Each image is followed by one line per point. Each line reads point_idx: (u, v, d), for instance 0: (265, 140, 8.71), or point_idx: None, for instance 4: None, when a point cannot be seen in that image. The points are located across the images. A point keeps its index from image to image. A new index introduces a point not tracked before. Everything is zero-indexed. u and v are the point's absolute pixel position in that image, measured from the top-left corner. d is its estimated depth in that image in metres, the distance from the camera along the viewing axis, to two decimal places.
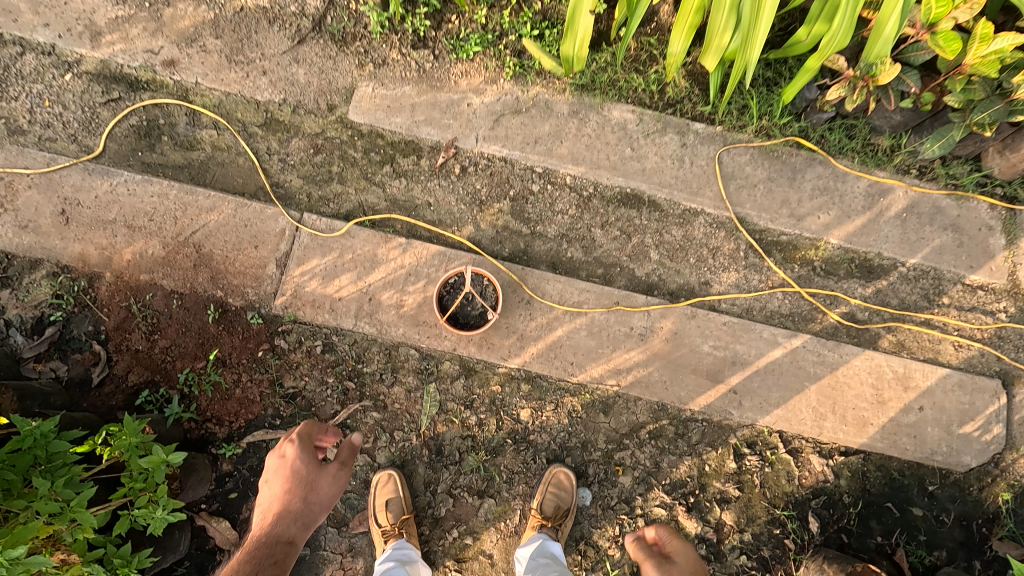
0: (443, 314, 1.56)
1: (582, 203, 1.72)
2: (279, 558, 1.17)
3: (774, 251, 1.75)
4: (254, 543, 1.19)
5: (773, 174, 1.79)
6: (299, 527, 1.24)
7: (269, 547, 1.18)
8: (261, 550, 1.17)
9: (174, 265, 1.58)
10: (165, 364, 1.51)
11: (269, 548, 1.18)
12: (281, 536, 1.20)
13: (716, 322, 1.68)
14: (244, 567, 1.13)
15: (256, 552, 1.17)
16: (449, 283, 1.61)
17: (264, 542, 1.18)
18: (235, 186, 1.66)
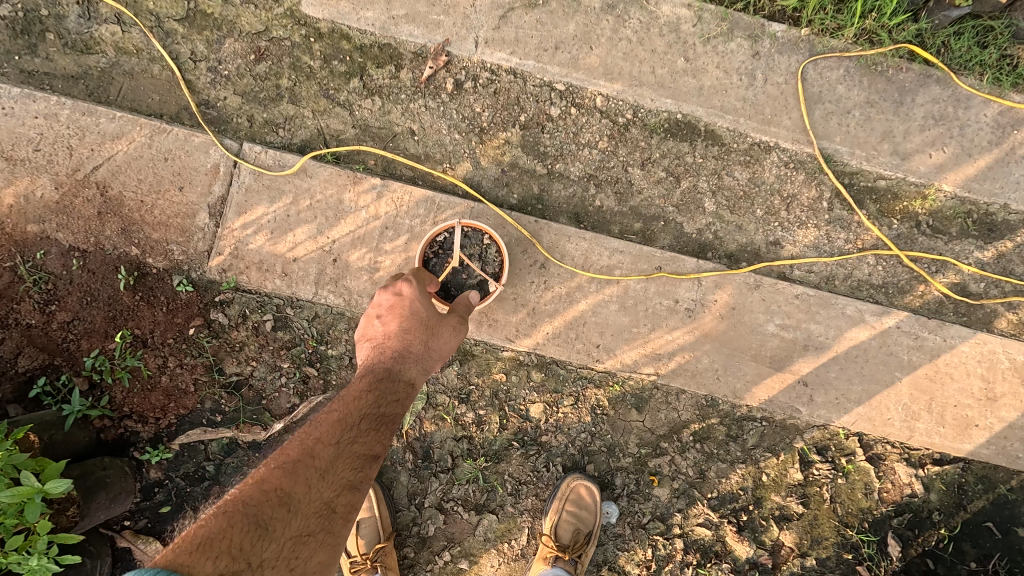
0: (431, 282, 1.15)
1: (617, 134, 1.28)
2: (399, 404, 0.99)
3: (866, 201, 1.33)
4: (373, 379, 0.99)
5: (872, 96, 1.33)
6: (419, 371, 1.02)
7: (386, 389, 0.98)
8: (380, 389, 0.98)
9: (72, 212, 1.19)
10: (67, 344, 1.15)
11: (389, 389, 0.98)
12: (400, 379, 1.00)
13: (786, 294, 1.29)
14: (363, 406, 0.95)
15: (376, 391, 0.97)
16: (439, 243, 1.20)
17: (383, 384, 0.98)
18: (150, 105, 1.23)
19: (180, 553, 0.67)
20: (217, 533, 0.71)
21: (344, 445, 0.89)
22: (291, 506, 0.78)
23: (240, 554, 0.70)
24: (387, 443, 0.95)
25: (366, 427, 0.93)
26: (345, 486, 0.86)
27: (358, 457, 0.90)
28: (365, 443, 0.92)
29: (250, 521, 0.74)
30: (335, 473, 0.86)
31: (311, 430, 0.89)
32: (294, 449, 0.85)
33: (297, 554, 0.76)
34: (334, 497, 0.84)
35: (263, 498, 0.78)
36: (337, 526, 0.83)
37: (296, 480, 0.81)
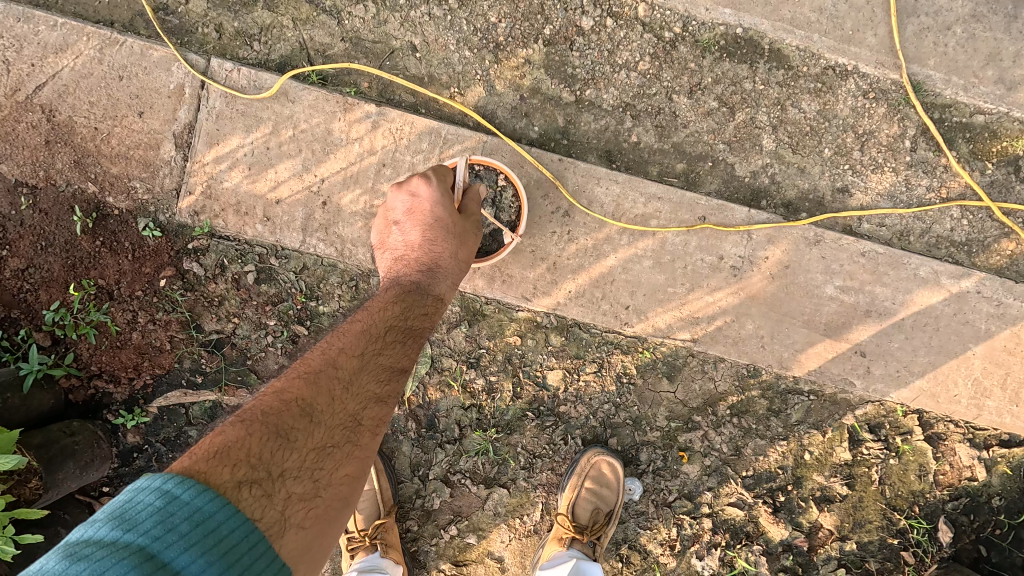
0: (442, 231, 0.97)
1: (661, 52, 1.05)
2: (430, 313, 0.89)
3: (958, 140, 1.10)
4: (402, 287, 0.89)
5: (980, 8, 1.08)
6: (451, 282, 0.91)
7: (414, 298, 0.88)
8: (409, 297, 0.88)
9: (15, 141, 1.01)
10: (23, 295, 1.01)
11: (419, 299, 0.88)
12: (430, 288, 0.89)
13: (850, 251, 1.10)
14: (390, 315, 0.85)
15: (406, 299, 0.88)
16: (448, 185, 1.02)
17: (413, 292, 0.88)
18: (98, 10, 1.02)
19: (196, 460, 0.61)
20: (232, 440, 0.64)
21: (371, 354, 0.80)
22: (314, 416, 0.71)
23: (258, 464, 0.63)
24: (418, 356, 0.86)
25: (394, 337, 0.84)
26: (373, 399, 0.78)
27: (386, 369, 0.81)
28: (393, 355, 0.83)
29: (270, 429, 0.67)
30: (361, 384, 0.77)
31: (337, 338, 0.80)
32: (318, 357, 0.77)
33: (322, 468, 0.68)
34: (362, 409, 0.76)
35: (282, 408, 0.70)
36: (366, 440, 0.75)
37: (320, 390, 0.73)
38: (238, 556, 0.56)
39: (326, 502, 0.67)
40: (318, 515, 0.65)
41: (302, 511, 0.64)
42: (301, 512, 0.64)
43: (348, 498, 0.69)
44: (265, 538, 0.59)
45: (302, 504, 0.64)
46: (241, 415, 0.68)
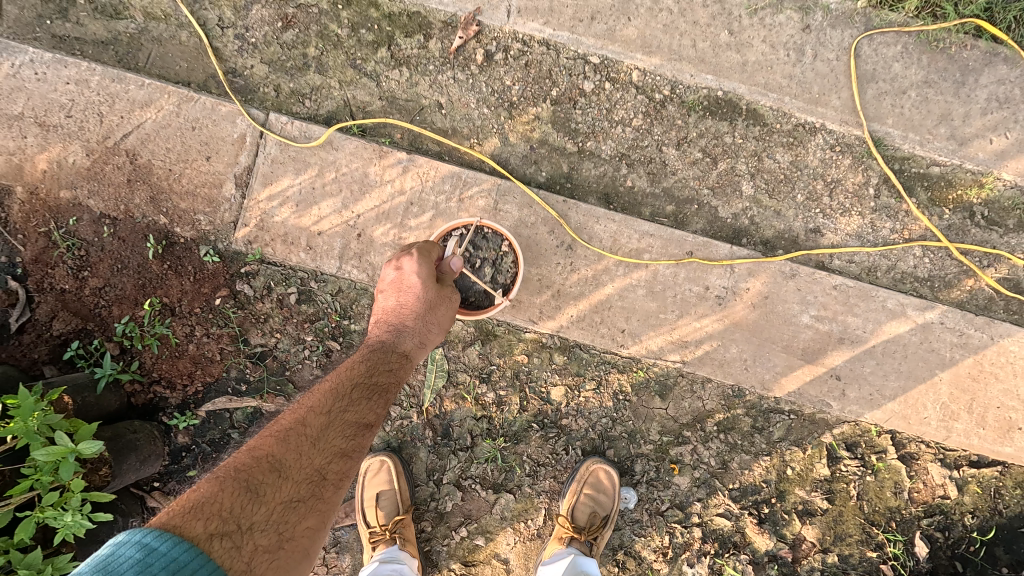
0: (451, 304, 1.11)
1: (653, 110, 1.22)
2: (397, 372, 1.01)
3: (917, 188, 1.25)
4: (370, 352, 1.01)
5: (932, 76, 1.24)
6: (417, 342, 1.04)
7: (381, 360, 1.00)
8: (376, 360, 1.00)
9: (103, 180, 1.20)
10: (98, 310, 1.17)
11: (386, 359, 1.01)
12: (396, 349, 1.02)
13: (823, 284, 1.23)
14: (358, 377, 0.97)
15: (373, 360, 1.00)
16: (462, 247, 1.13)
17: (380, 355, 1.01)
18: (178, 72, 1.23)
19: (172, 515, 0.69)
20: (206, 496, 0.73)
21: (338, 411, 0.91)
22: (282, 472, 0.80)
23: (230, 516, 0.72)
24: (382, 412, 0.96)
25: (361, 396, 0.95)
26: (338, 453, 0.87)
27: (352, 425, 0.91)
28: (357, 411, 0.93)
29: (241, 484, 0.76)
30: (327, 440, 0.87)
31: (305, 402, 0.92)
32: (288, 419, 0.88)
33: (288, 518, 0.77)
34: (327, 463, 0.85)
35: (253, 465, 0.79)
36: (330, 492, 0.84)
37: (289, 448, 0.83)
38: None
39: (288, 553, 0.74)
40: (279, 565, 0.72)
41: (267, 559, 0.71)
42: (265, 563, 0.71)
43: (308, 548, 0.77)
44: None
45: (267, 553, 0.72)
46: (216, 473, 0.77)
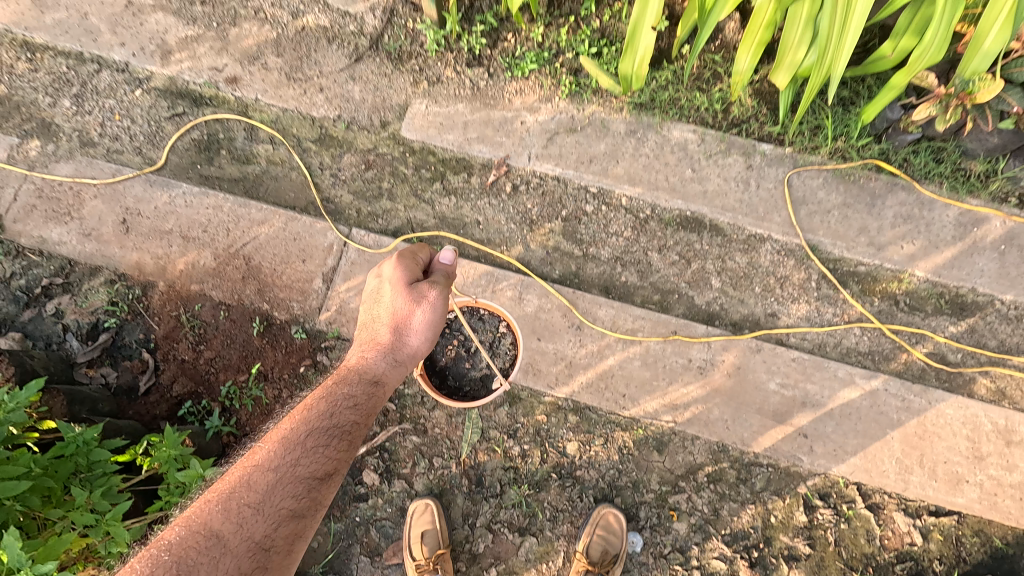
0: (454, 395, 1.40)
1: (639, 225, 1.63)
2: (353, 420, 1.07)
3: (850, 282, 1.60)
4: (323, 400, 1.08)
5: (849, 199, 1.65)
6: (389, 365, 1.15)
7: (333, 412, 1.07)
8: (328, 413, 1.06)
9: (223, 276, 1.58)
10: (209, 375, 1.49)
11: (343, 401, 1.08)
12: (367, 376, 1.12)
13: (784, 357, 1.53)
14: (305, 433, 1.02)
15: (326, 408, 1.07)
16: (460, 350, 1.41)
17: (334, 405, 1.07)
18: (286, 199, 1.66)
19: None
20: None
21: (283, 470, 0.97)
22: (222, 546, 0.86)
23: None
24: (342, 451, 1.04)
25: (310, 453, 1.00)
26: (286, 516, 0.94)
27: (298, 484, 0.97)
28: (310, 462, 1.00)
29: (177, 566, 0.82)
30: (274, 503, 0.93)
31: (248, 462, 0.97)
32: (230, 484, 0.94)
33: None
34: (272, 530, 0.91)
35: (195, 543, 0.85)
36: (275, 560, 0.90)
37: (226, 520, 0.89)
38: None
39: None
40: None
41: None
42: None
43: None
44: None
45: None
46: (155, 552, 0.84)
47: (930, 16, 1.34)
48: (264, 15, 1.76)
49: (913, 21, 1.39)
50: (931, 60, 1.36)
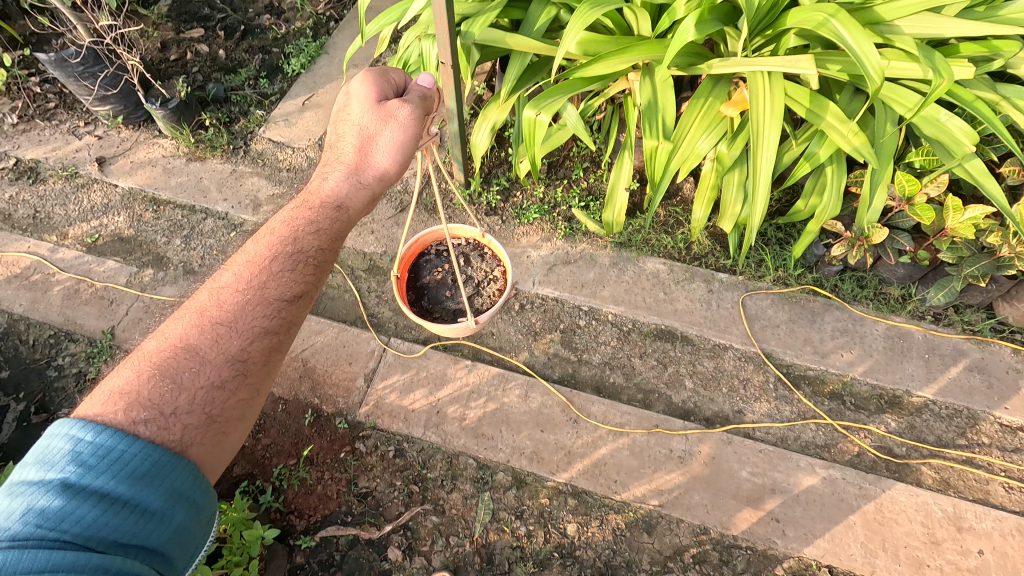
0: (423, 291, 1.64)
1: (623, 336, 2.01)
2: (318, 246, 1.17)
3: (802, 384, 1.92)
4: (291, 228, 1.18)
5: (794, 316, 2.02)
6: (353, 186, 1.24)
7: (300, 235, 1.17)
8: (294, 239, 1.17)
9: (284, 375, 1.93)
10: (265, 458, 1.79)
11: (310, 229, 1.18)
12: (336, 202, 1.22)
13: (752, 449, 1.80)
14: (274, 259, 1.14)
15: (297, 230, 1.18)
16: (443, 282, 1.66)
17: (301, 230, 1.18)
18: (340, 314, 2.08)
19: (105, 409, 0.88)
20: (129, 387, 0.91)
21: (253, 293, 1.08)
22: (202, 360, 0.98)
23: (154, 405, 0.90)
24: (316, 257, 1.16)
25: (279, 277, 1.12)
26: (259, 331, 1.05)
27: (269, 304, 1.09)
28: (288, 277, 1.13)
29: (162, 373, 0.95)
30: (248, 321, 1.05)
31: (222, 288, 1.09)
32: (206, 304, 1.06)
33: (213, 397, 0.96)
34: (246, 346, 1.03)
35: (177, 354, 0.98)
36: (254, 368, 1.03)
37: (203, 337, 1.01)
38: (141, 473, 0.82)
39: (218, 424, 0.95)
40: (211, 432, 0.94)
41: (199, 434, 0.92)
42: (196, 434, 0.92)
43: (236, 418, 0.98)
44: (163, 459, 0.85)
45: (197, 429, 0.92)
46: (141, 364, 0.96)
47: (825, 183, 1.88)
48: None
49: (816, 186, 1.91)
50: (832, 212, 1.84)
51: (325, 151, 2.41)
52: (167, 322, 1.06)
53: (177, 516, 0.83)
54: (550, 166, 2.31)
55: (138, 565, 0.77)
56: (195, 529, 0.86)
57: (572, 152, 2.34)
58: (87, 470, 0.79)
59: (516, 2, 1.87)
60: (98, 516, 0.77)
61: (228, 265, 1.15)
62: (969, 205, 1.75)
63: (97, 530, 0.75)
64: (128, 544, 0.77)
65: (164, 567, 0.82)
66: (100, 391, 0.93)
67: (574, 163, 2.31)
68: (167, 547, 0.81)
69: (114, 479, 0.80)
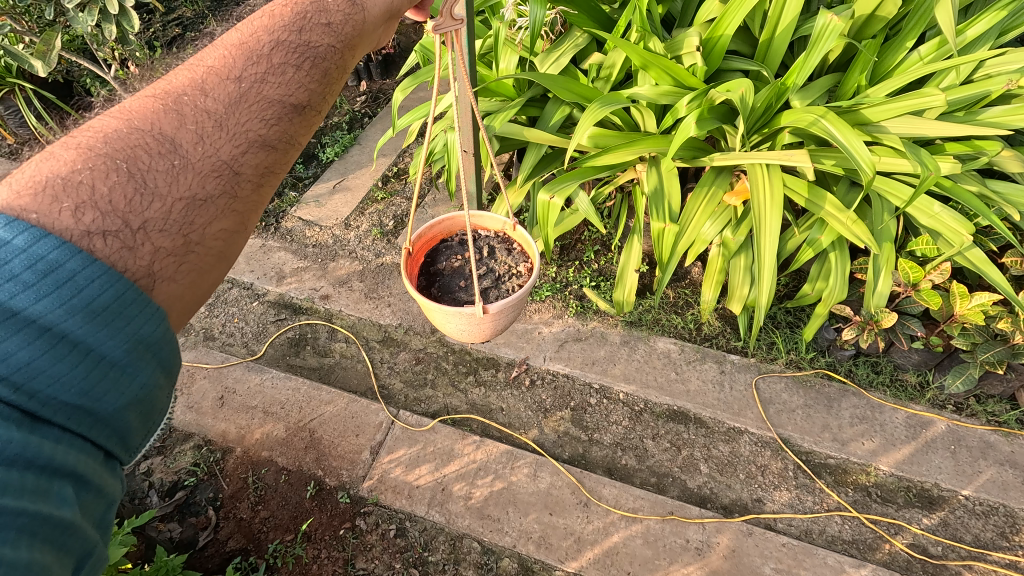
0: (437, 273, 1.65)
1: (634, 416, 1.98)
2: (326, 50, 0.94)
3: (823, 473, 1.84)
4: (288, 18, 0.93)
5: (809, 401, 1.97)
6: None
7: (305, 28, 0.94)
8: (297, 29, 0.93)
9: (290, 445, 1.90)
10: (261, 533, 1.73)
11: (313, 27, 0.95)
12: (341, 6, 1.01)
13: (775, 542, 1.69)
14: (269, 47, 0.89)
15: (296, 25, 0.93)
16: (457, 268, 1.66)
17: (301, 22, 0.94)
18: (351, 385, 2.09)
19: (32, 198, 0.64)
20: (79, 178, 0.68)
21: (245, 89, 0.84)
22: (178, 157, 0.74)
23: (116, 209, 0.67)
24: (319, 64, 0.93)
25: (279, 72, 0.87)
26: (253, 145, 0.81)
27: (266, 109, 0.84)
28: (279, 80, 0.87)
29: (125, 167, 0.70)
30: (240, 125, 0.81)
31: (203, 69, 0.84)
32: (178, 89, 0.81)
33: (193, 215, 0.74)
34: (237, 154, 0.79)
35: (142, 142, 0.73)
36: (244, 189, 0.80)
37: (182, 127, 0.76)
38: (102, 308, 0.62)
39: (198, 255, 0.74)
40: (190, 261, 0.73)
41: (173, 262, 0.71)
42: (172, 266, 0.71)
43: (221, 253, 0.77)
44: (134, 292, 0.65)
45: (171, 256, 0.70)
46: (89, 149, 0.71)
47: (830, 268, 1.94)
48: (356, 254, 2.46)
49: (822, 270, 1.97)
50: (838, 296, 1.88)
51: (350, 229, 2.55)
52: (122, 102, 0.79)
53: (139, 375, 0.64)
54: (562, 248, 2.42)
55: (78, 457, 0.59)
56: (160, 397, 0.68)
57: (583, 236, 2.46)
58: (19, 287, 0.58)
59: (534, 101, 2.09)
60: (35, 358, 0.57)
61: (208, 44, 0.89)
62: (975, 292, 1.78)
63: (34, 378, 0.57)
64: (75, 408, 0.59)
65: (112, 449, 0.64)
66: (20, 175, 0.67)
67: (585, 246, 2.42)
68: (119, 417, 0.63)
69: (61, 309, 0.59)
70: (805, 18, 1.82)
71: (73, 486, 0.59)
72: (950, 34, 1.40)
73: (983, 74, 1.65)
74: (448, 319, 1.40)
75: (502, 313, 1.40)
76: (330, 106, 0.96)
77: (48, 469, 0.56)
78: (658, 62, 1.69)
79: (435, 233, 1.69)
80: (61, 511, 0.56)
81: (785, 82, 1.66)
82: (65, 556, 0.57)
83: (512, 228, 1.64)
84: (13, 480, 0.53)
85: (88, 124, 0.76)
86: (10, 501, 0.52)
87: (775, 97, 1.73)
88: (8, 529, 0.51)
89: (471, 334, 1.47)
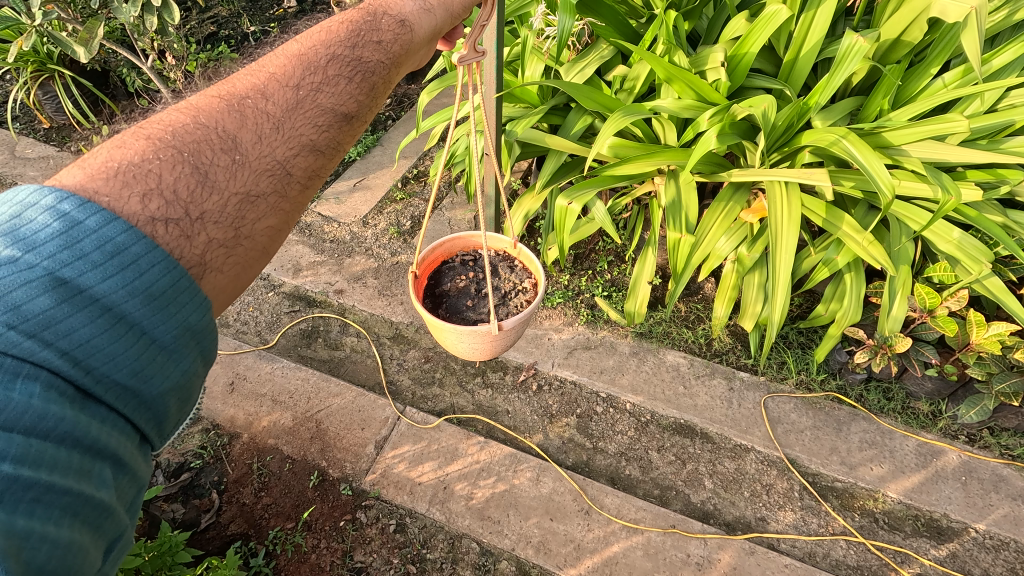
0: (441, 292, 1.67)
1: (640, 427, 1.98)
2: (376, 64, 0.99)
3: (829, 496, 1.82)
4: (343, 34, 0.98)
5: (818, 422, 1.95)
6: (412, 15, 1.09)
7: (358, 44, 0.98)
8: (350, 45, 0.98)
9: (296, 434, 1.92)
10: (263, 519, 1.74)
11: (365, 43, 0.99)
12: (392, 25, 1.05)
13: (775, 562, 1.67)
14: (325, 59, 0.93)
15: (350, 39, 0.98)
16: (461, 287, 1.68)
17: (354, 39, 0.98)
18: (360, 378, 2.11)
19: (103, 182, 0.67)
20: (149, 166, 0.71)
21: (303, 95, 0.87)
22: (238, 154, 0.77)
23: (179, 199, 0.70)
24: (369, 80, 0.97)
25: (333, 83, 0.91)
26: (304, 148, 0.84)
27: (320, 116, 0.88)
28: (335, 91, 0.91)
29: (191, 160, 0.74)
30: (294, 129, 0.84)
31: (265, 75, 0.88)
32: (241, 93, 0.85)
33: (245, 211, 0.76)
34: (290, 156, 0.82)
35: (206, 139, 0.76)
36: (292, 190, 0.82)
37: (243, 127, 0.80)
38: (160, 292, 0.64)
39: (245, 250, 0.76)
40: (236, 256, 0.75)
41: (222, 254, 0.73)
42: (220, 257, 0.73)
43: (265, 249, 0.79)
44: (190, 284, 0.67)
45: (222, 248, 0.73)
46: (158, 141, 0.74)
47: (846, 290, 1.93)
48: (372, 252, 2.49)
49: (836, 292, 1.97)
50: (852, 318, 1.87)
51: (368, 227, 2.59)
52: (189, 98, 0.83)
53: (182, 361, 0.66)
54: (576, 256, 2.44)
55: (119, 439, 0.61)
56: (197, 383, 0.70)
57: (597, 245, 2.48)
58: (88, 267, 0.60)
59: (557, 109, 2.13)
60: (94, 336, 0.59)
61: (269, 53, 0.93)
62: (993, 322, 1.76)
63: (92, 355, 0.58)
64: (123, 388, 0.61)
65: (149, 432, 0.65)
66: (94, 161, 0.70)
67: (599, 256, 2.44)
68: (160, 401, 0.64)
69: (123, 290, 0.61)
70: (830, 41, 1.84)
71: (112, 467, 0.61)
72: (978, 63, 1.39)
73: (1007, 105, 1.68)
74: (461, 338, 1.41)
75: (513, 330, 1.43)
76: (374, 118, 1.00)
77: (92, 450, 0.58)
78: (683, 77, 1.71)
79: (437, 255, 1.71)
80: (100, 493, 0.58)
81: (807, 101, 1.67)
82: (99, 539, 0.59)
83: (513, 248, 1.66)
84: (61, 458, 0.55)
85: (158, 117, 0.80)
86: (58, 479, 0.54)
87: (798, 116, 1.75)
88: (53, 507, 0.53)
89: (480, 354, 1.48)
